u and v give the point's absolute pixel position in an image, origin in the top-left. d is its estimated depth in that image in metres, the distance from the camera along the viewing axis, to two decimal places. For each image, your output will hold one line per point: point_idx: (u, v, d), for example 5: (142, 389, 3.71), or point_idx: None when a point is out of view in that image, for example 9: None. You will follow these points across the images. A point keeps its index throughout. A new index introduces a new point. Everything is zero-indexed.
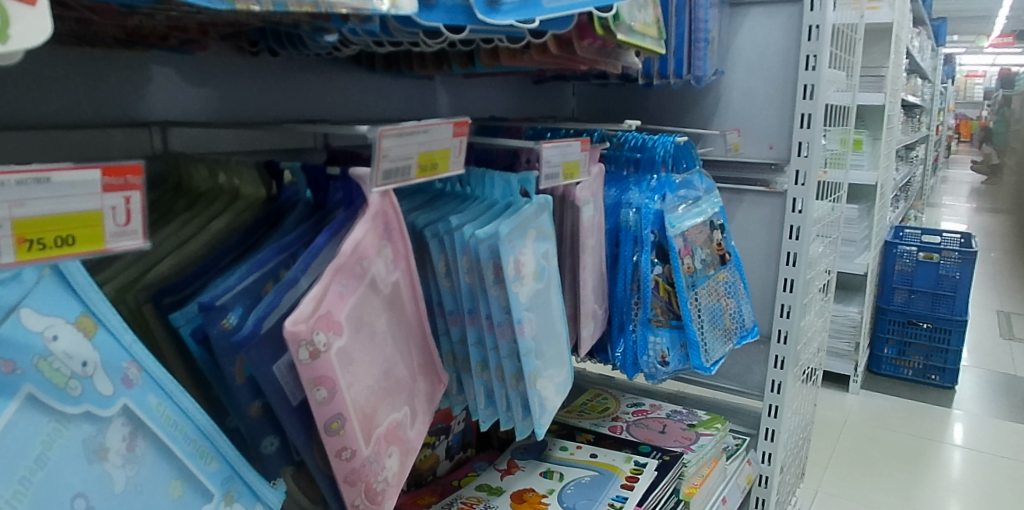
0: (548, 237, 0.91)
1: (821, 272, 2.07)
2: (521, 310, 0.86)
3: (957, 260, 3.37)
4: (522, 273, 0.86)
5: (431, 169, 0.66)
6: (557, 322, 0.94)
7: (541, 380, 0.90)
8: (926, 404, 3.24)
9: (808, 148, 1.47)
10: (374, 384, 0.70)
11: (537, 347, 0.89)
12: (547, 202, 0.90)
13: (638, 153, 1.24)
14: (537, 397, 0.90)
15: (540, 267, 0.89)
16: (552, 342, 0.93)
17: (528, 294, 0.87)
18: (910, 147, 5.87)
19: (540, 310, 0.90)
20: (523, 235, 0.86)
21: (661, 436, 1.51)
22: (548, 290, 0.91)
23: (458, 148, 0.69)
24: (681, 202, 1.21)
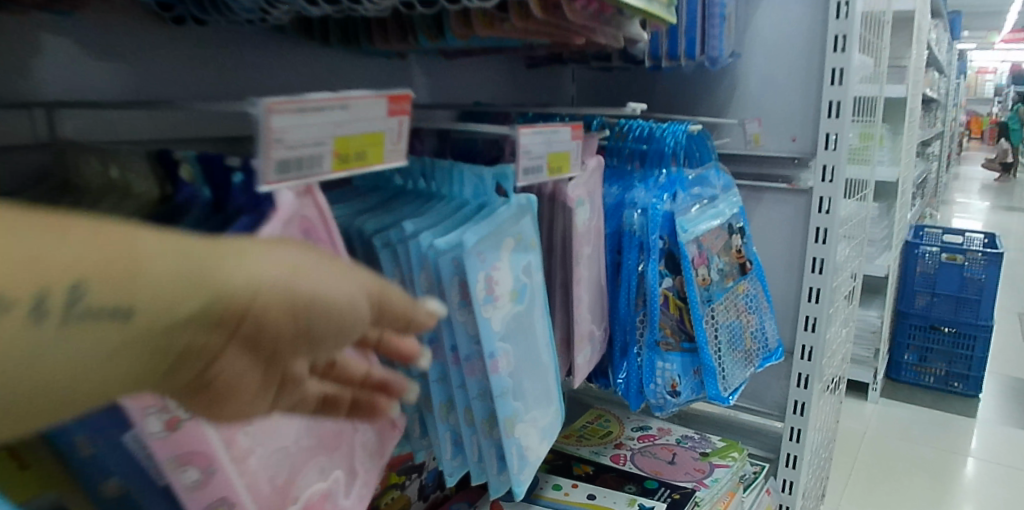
0: (532, 247, 0.73)
1: (847, 276, 1.88)
2: (494, 341, 0.68)
3: (983, 261, 3.14)
4: (496, 294, 0.68)
5: (356, 162, 0.48)
6: (542, 352, 0.76)
7: (521, 428, 0.72)
8: (949, 414, 3.03)
9: (836, 140, 1.29)
10: (285, 447, 0.55)
11: (516, 386, 0.71)
12: (533, 203, 0.73)
13: (644, 145, 1.05)
14: (515, 448, 0.72)
15: (518, 285, 0.71)
16: (536, 378, 0.75)
17: (505, 321, 0.69)
18: (928, 143, 5.65)
19: (521, 340, 0.72)
20: (499, 245, 0.68)
21: (670, 468, 1.32)
22: (530, 313, 0.73)
23: (399, 130, 0.51)
24: (694, 202, 1.03)
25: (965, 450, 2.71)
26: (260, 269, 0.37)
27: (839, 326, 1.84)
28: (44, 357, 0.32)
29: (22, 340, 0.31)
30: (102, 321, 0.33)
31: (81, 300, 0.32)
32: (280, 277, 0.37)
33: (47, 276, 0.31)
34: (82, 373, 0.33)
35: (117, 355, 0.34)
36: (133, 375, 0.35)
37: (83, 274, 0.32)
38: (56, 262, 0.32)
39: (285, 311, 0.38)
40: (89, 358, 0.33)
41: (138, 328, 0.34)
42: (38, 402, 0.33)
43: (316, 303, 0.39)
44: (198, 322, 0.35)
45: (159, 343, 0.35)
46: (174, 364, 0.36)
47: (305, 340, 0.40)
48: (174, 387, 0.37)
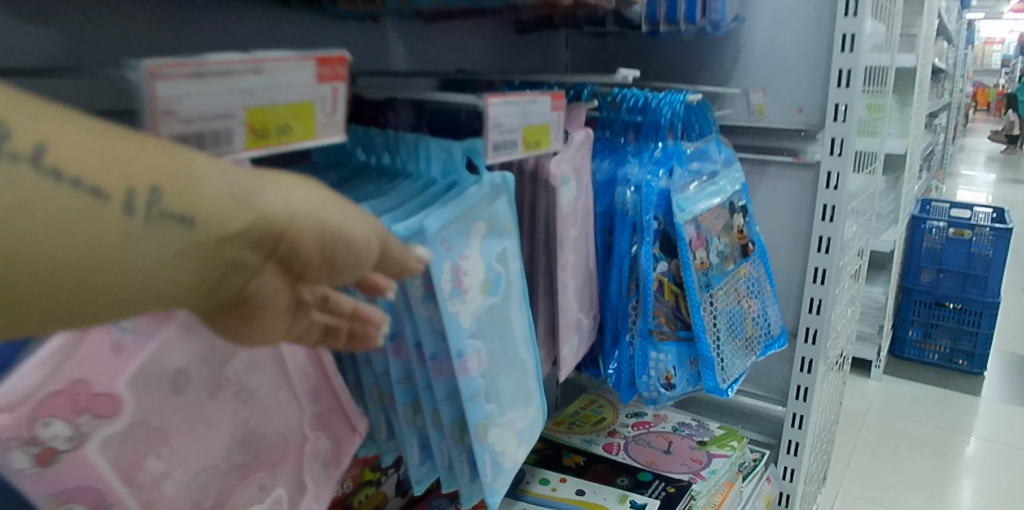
0: (508, 232, 0.65)
1: (854, 254, 1.80)
2: (464, 339, 0.61)
3: (991, 237, 3.01)
4: (465, 286, 0.60)
5: (278, 138, 0.43)
6: (520, 347, 0.69)
7: (495, 433, 0.65)
8: (953, 392, 2.90)
9: (846, 111, 1.20)
10: (208, 467, 0.48)
11: (489, 387, 0.64)
12: (508, 181, 0.65)
13: (639, 116, 0.96)
14: (488, 456, 0.65)
15: (491, 275, 0.64)
16: (513, 377, 0.67)
17: (475, 316, 0.62)
18: (936, 114, 5.51)
19: (494, 335, 0.64)
20: (466, 230, 0.60)
21: (665, 458, 1.26)
22: (505, 305, 0.66)
23: (331, 102, 0.46)
24: (692, 179, 0.94)
25: (970, 430, 2.60)
26: (292, 191, 0.39)
27: (845, 306, 1.76)
28: (116, 256, 0.33)
29: (104, 234, 0.32)
30: (169, 225, 0.34)
31: (157, 203, 0.33)
32: (314, 206, 0.39)
33: (128, 177, 0.33)
34: (145, 279, 0.34)
35: (177, 262, 0.34)
36: (186, 288, 0.35)
37: (158, 178, 0.34)
38: (133, 167, 0.33)
39: (318, 238, 0.40)
40: (155, 263, 0.34)
41: (204, 235, 0.35)
42: (96, 299, 0.33)
43: (341, 234, 0.41)
44: (250, 238, 0.37)
45: (215, 254, 0.36)
46: (223, 278, 0.36)
47: (328, 270, 0.41)
48: (210, 307, 0.38)
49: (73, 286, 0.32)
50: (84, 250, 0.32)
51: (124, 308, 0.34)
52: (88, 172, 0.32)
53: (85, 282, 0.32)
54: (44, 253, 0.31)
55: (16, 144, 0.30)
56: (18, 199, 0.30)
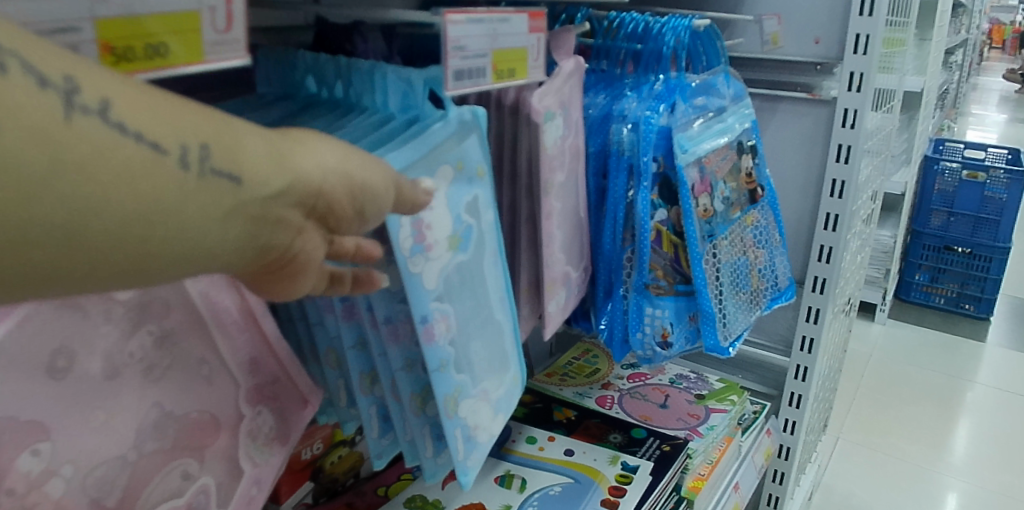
0: (479, 177, 0.57)
1: (867, 198, 1.70)
2: (427, 302, 0.53)
3: (1005, 180, 2.86)
4: (428, 242, 0.52)
5: (149, 58, 0.34)
6: (495, 309, 0.61)
7: (466, 405, 0.58)
8: (957, 337, 2.83)
9: (867, 43, 1.08)
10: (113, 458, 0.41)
11: (459, 355, 0.56)
12: (480, 118, 0.56)
13: (639, 44, 0.86)
14: (458, 430, 0.58)
15: (459, 227, 0.55)
16: (486, 341, 0.60)
17: (442, 277, 0.54)
18: (952, 51, 5.30)
19: (466, 295, 0.56)
20: (431, 176, 0.52)
21: (661, 413, 1.19)
22: (476, 261, 0.57)
23: (224, 15, 0.36)
24: (697, 115, 0.85)
25: (972, 376, 2.53)
26: (320, 147, 0.36)
27: (855, 251, 1.67)
28: (180, 216, 0.29)
29: (169, 190, 0.29)
30: (222, 183, 0.30)
31: (211, 160, 0.30)
32: (342, 160, 0.36)
33: (182, 132, 0.29)
34: (205, 240, 0.30)
35: (232, 223, 0.31)
36: (237, 250, 0.32)
37: (206, 135, 0.30)
38: (185, 123, 0.30)
39: (348, 195, 0.37)
40: (212, 222, 0.30)
41: (255, 193, 0.32)
42: (153, 261, 0.29)
43: (366, 189, 0.38)
44: (294, 195, 0.34)
45: (265, 213, 0.32)
46: (271, 238, 0.33)
47: (357, 223, 0.39)
48: (253, 269, 0.34)
49: (137, 248, 0.28)
50: (149, 208, 0.28)
51: (184, 270, 0.30)
52: (148, 126, 0.28)
53: (149, 241, 0.28)
54: (115, 209, 0.27)
55: (84, 95, 0.27)
56: (90, 152, 0.26)
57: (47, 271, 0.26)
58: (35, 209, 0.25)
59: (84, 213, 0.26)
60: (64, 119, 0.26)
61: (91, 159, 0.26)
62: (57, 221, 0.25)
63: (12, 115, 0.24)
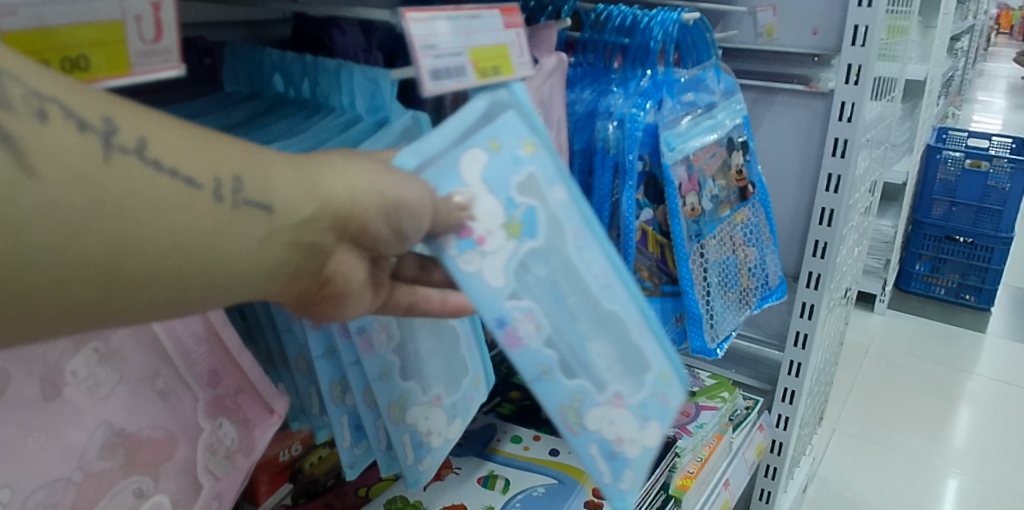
0: (529, 150, 0.46)
1: (865, 189, 1.67)
2: (498, 306, 0.45)
3: (1009, 169, 2.80)
4: (484, 239, 0.44)
5: (75, 69, 0.36)
6: (613, 296, 0.47)
7: (601, 414, 0.47)
8: (958, 328, 2.80)
9: (866, 34, 1.05)
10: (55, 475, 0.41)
11: (571, 360, 0.47)
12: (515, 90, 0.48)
13: (627, 37, 0.84)
14: (598, 445, 0.47)
15: (525, 213, 0.45)
16: (612, 337, 0.48)
17: (510, 274, 0.45)
18: (957, 36, 5.20)
19: (557, 289, 0.46)
20: (459, 166, 0.44)
21: None
22: (565, 247, 0.46)
23: (151, 26, 0.39)
24: (685, 112, 0.83)
25: (970, 367, 2.51)
26: (352, 168, 0.35)
27: (852, 245, 1.65)
28: (212, 244, 0.31)
29: (201, 222, 0.30)
30: (254, 213, 0.32)
31: (242, 191, 0.31)
32: (373, 180, 0.36)
33: (214, 164, 0.31)
34: (240, 265, 0.32)
35: (265, 249, 0.32)
36: (270, 274, 0.33)
37: (239, 167, 0.31)
38: (215, 158, 0.31)
39: (380, 210, 0.36)
40: (245, 248, 0.32)
41: (285, 220, 0.33)
42: (188, 288, 0.30)
43: (401, 205, 0.37)
44: (324, 220, 0.34)
45: (299, 238, 0.33)
46: (302, 263, 0.34)
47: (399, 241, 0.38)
48: (290, 291, 0.35)
49: (171, 276, 0.30)
50: (183, 238, 0.30)
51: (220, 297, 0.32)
52: (180, 162, 0.30)
53: (183, 272, 0.30)
54: (149, 243, 0.29)
55: (122, 135, 0.29)
56: (125, 191, 0.28)
57: (93, 301, 0.28)
58: (76, 245, 0.27)
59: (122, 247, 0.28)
60: (103, 161, 0.28)
61: (124, 196, 0.28)
62: (98, 255, 0.28)
63: (45, 159, 0.26)
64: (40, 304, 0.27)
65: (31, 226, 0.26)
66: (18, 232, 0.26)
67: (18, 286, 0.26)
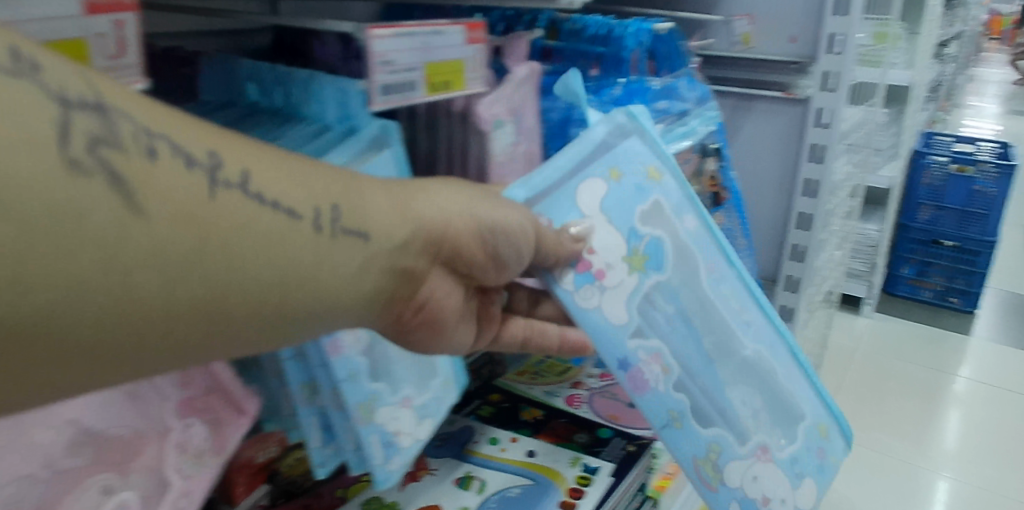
0: (655, 186, 0.69)
1: (845, 194, 1.69)
2: (630, 348, 0.66)
3: (994, 174, 2.82)
4: (605, 275, 0.65)
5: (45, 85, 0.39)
6: (736, 331, 0.73)
7: (733, 466, 0.70)
8: (942, 330, 2.83)
9: (843, 43, 1.08)
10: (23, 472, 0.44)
11: (707, 410, 0.70)
12: (636, 116, 0.68)
13: (602, 46, 0.86)
14: (736, 497, 0.70)
15: (649, 255, 0.67)
16: (743, 372, 0.73)
17: (634, 307, 0.66)
18: (946, 42, 5.22)
19: (693, 325, 0.70)
20: (575, 198, 0.64)
21: (631, 415, 1.14)
22: (695, 290, 0.71)
23: (114, 42, 0.42)
24: (658, 120, 0.85)
25: (955, 370, 2.54)
26: (447, 201, 0.51)
27: (832, 248, 1.67)
28: (311, 271, 0.42)
29: (310, 248, 0.42)
30: (353, 239, 0.44)
31: (341, 221, 0.44)
32: (463, 208, 0.52)
33: (318, 198, 0.42)
34: (345, 285, 0.45)
35: (373, 269, 0.46)
36: (388, 289, 0.48)
37: (338, 200, 0.44)
38: (320, 192, 0.43)
39: (476, 233, 0.53)
40: (352, 274, 0.45)
41: (385, 249, 0.47)
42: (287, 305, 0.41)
43: (491, 227, 0.53)
44: (418, 245, 0.50)
45: (395, 262, 0.48)
46: (404, 283, 0.50)
47: (482, 259, 0.54)
48: (392, 304, 0.50)
49: (276, 296, 0.40)
50: (282, 267, 0.40)
51: (333, 314, 0.44)
52: (281, 196, 0.40)
53: (285, 295, 0.41)
54: (250, 272, 0.38)
55: (224, 172, 0.38)
56: (227, 225, 0.37)
57: (197, 327, 0.37)
58: (193, 275, 0.36)
59: (223, 281, 0.37)
60: (208, 197, 0.36)
61: (223, 232, 0.37)
62: (214, 277, 0.37)
63: (151, 196, 0.34)
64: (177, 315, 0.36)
65: (160, 253, 0.34)
66: (135, 270, 0.34)
67: (139, 317, 0.34)
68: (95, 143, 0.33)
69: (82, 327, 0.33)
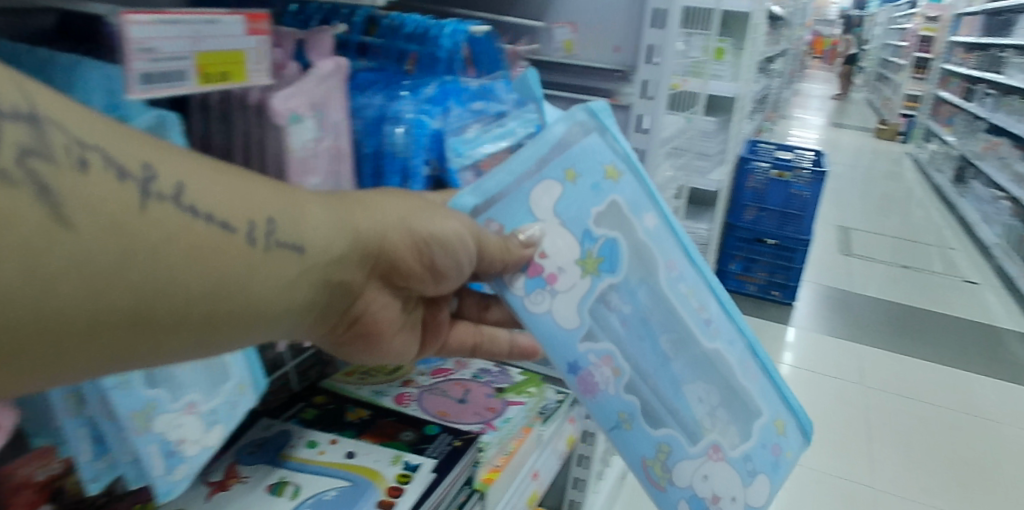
0: (613, 184, 0.76)
1: (670, 197, 1.78)
2: (581, 351, 0.76)
3: (808, 178, 3.15)
4: (559, 279, 0.74)
5: None
6: (698, 335, 0.81)
7: (685, 464, 0.81)
8: (767, 321, 2.91)
9: (660, 53, 1.12)
10: None
11: (658, 412, 0.79)
12: (595, 116, 0.75)
13: (417, 45, 0.86)
14: (684, 496, 0.81)
15: (604, 257, 0.75)
16: (704, 369, 0.81)
17: (585, 311, 0.75)
18: (772, 58, 5.66)
19: (655, 322, 0.78)
20: (531, 204, 0.73)
21: (458, 408, 1.17)
22: (659, 295, 0.78)
23: None
24: (473, 119, 0.85)
25: (779, 358, 2.56)
26: (377, 215, 0.62)
27: None
28: (241, 279, 0.52)
29: (244, 257, 0.51)
30: (286, 251, 0.54)
31: (274, 234, 0.53)
32: (392, 224, 0.62)
33: (253, 214, 0.52)
34: (275, 292, 0.55)
35: (308, 279, 0.57)
36: (322, 299, 0.60)
37: (273, 215, 0.53)
38: (257, 209, 0.52)
39: (407, 243, 0.64)
40: (284, 282, 0.55)
41: (315, 261, 0.57)
42: (214, 309, 0.51)
43: (420, 238, 0.64)
44: (345, 257, 0.60)
45: (325, 271, 0.59)
46: (333, 288, 0.61)
47: (415, 263, 0.65)
48: (323, 305, 0.61)
49: (209, 300, 0.50)
50: (215, 275, 0.50)
51: (272, 320, 0.55)
52: (216, 210, 0.49)
53: (217, 302, 0.50)
54: (180, 279, 0.47)
55: (159, 184, 0.46)
56: (157, 236, 0.46)
57: (132, 328, 0.46)
58: (128, 280, 0.45)
59: (158, 284, 0.46)
60: (139, 209, 0.45)
61: (154, 241, 0.46)
62: (145, 282, 0.46)
63: (79, 209, 0.42)
64: (115, 311, 0.45)
65: (97, 258, 0.43)
66: (72, 276, 0.42)
67: (83, 320, 0.43)
68: (23, 153, 0.41)
69: (32, 318, 0.41)
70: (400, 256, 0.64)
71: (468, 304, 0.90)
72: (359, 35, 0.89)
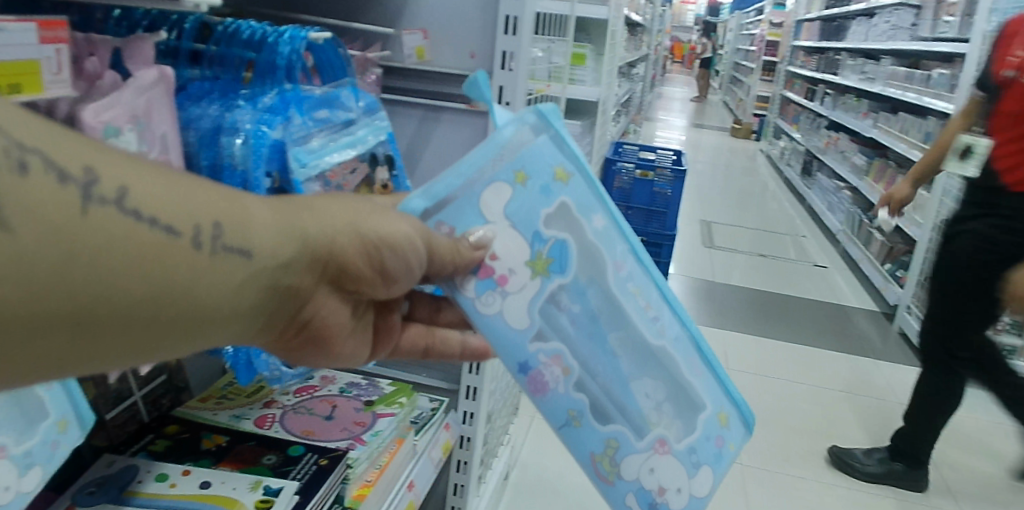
0: (564, 186, 0.70)
1: None
2: (529, 349, 0.70)
3: (670, 177, 3.29)
4: (509, 280, 0.69)
5: None
6: (652, 335, 0.76)
7: (630, 459, 0.76)
8: None
9: (513, 59, 1.13)
10: None
11: (607, 408, 0.75)
12: (545, 116, 0.70)
13: (254, 52, 0.83)
14: (632, 489, 0.77)
15: (555, 260, 0.70)
16: (654, 368, 0.76)
17: (535, 311, 0.70)
18: (633, 64, 5.92)
19: (607, 321, 0.73)
20: (479, 207, 0.67)
21: (325, 425, 1.14)
22: (609, 295, 0.73)
23: None
24: (316, 128, 0.83)
25: None
26: (328, 218, 0.55)
27: None
28: (185, 286, 0.46)
29: (188, 262, 0.45)
30: (233, 257, 0.48)
31: (222, 239, 0.47)
32: (343, 228, 0.56)
33: (198, 217, 0.46)
34: (223, 302, 0.48)
35: (256, 286, 0.50)
36: (269, 309, 0.53)
37: (219, 219, 0.47)
38: (199, 213, 0.46)
39: (358, 249, 0.57)
40: (231, 291, 0.49)
41: (264, 266, 0.51)
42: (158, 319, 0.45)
43: (373, 242, 0.58)
44: (295, 262, 0.53)
45: (275, 277, 0.52)
46: (283, 297, 0.54)
47: (371, 268, 0.59)
48: (272, 314, 0.54)
49: (152, 310, 0.44)
50: (157, 282, 0.44)
51: (214, 331, 0.48)
52: (159, 214, 0.44)
53: (159, 310, 0.44)
54: (122, 287, 0.42)
55: (100, 188, 0.42)
56: (100, 240, 0.41)
57: (65, 336, 0.40)
58: (66, 286, 0.39)
59: (94, 293, 0.41)
60: (81, 213, 0.40)
61: (98, 243, 0.41)
62: (84, 291, 0.40)
63: (19, 214, 0.38)
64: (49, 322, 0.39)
65: (34, 260, 0.38)
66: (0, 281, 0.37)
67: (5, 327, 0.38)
68: None
69: None
70: (357, 260, 0.58)
71: (420, 306, 0.82)
72: (190, 44, 0.86)
